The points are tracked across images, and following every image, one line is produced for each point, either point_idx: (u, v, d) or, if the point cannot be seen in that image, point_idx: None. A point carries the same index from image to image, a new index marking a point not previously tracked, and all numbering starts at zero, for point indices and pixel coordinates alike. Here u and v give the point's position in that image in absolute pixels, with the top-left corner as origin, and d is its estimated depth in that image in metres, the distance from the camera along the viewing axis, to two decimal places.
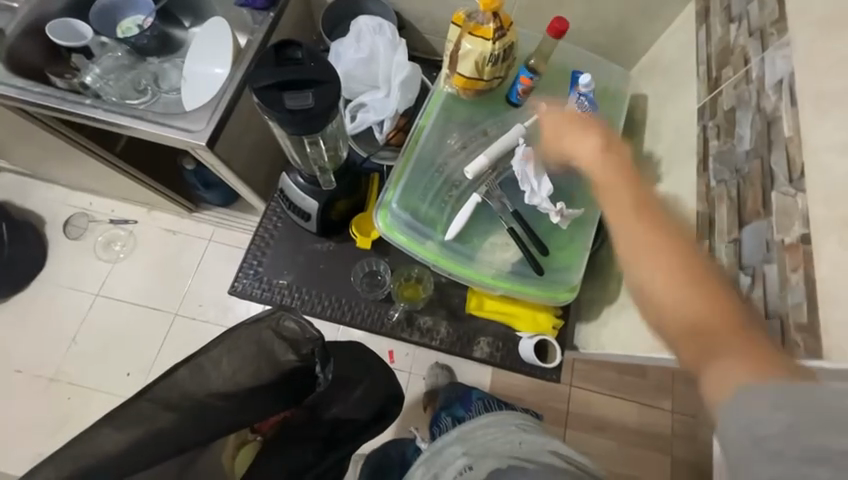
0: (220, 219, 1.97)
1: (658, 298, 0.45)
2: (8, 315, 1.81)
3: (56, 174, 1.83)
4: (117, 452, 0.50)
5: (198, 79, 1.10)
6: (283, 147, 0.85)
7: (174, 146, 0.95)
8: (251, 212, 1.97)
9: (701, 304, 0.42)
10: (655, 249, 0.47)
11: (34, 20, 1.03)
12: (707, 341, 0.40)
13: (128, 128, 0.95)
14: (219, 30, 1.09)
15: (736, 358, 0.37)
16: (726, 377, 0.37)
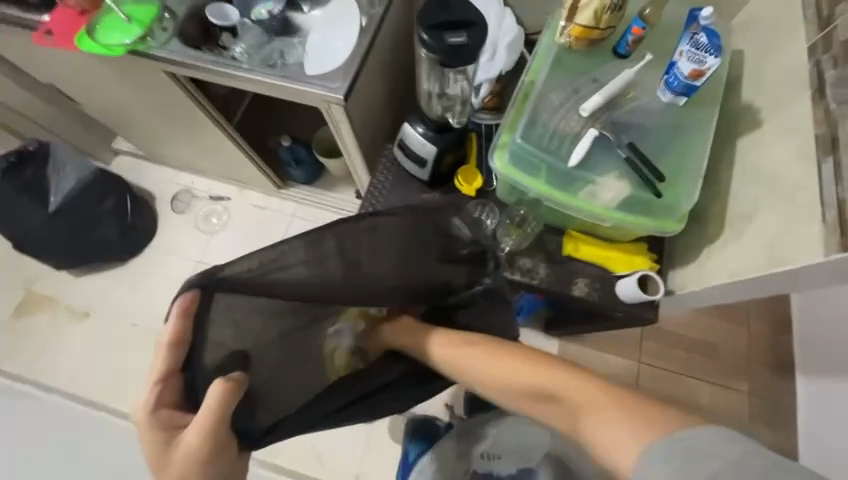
0: (302, 197, 2.16)
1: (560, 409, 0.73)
2: (125, 275, 2.07)
3: (170, 154, 2.10)
4: (301, 262, 0.79)
5: (323, 52, 1.26)
6: (423, 85, 1.09)
7: (316, 99, 1.11)
8: (331, 191, 2.15)
9: (549, 393, 0.74)
10: (496, 372, 0.83)
11: (197, 5, 1.25)
12: (568, 418, 0.72)
13: (275, 85, 1.13)
14: (346, 12, 1.28)
15: (584, 419, 0.69)
16: (595, 422, 0.67)
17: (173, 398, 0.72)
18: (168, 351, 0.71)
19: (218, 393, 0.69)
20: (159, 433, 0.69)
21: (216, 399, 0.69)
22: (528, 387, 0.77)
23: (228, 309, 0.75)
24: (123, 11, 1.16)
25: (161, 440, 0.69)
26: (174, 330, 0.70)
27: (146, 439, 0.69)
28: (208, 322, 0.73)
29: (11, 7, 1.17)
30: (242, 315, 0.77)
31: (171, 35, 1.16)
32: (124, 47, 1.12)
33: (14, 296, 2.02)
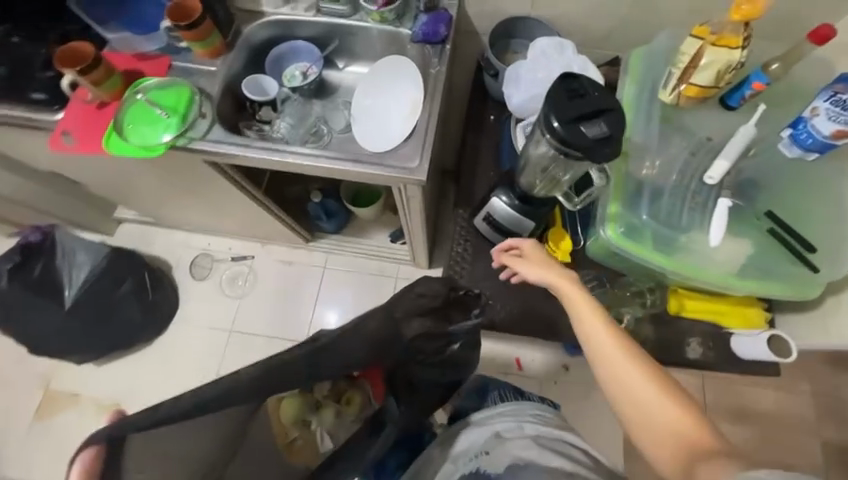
0: (333, 247, 2.02)
1: (610, 367, 0.69)
2: (152, 358, 1.89)
3: (184, 220, 1.93)
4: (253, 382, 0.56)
5: (372, 118, 1.15)
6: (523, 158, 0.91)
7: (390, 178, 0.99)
8: (363, 236, 2.02)
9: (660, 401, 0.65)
10: (585, 316, 0.74)
11: (230, 80, 1.11)
12: (650, 416, 0.65)
13: (343, 169, 1.00)
14: (395, 67, 1.15)
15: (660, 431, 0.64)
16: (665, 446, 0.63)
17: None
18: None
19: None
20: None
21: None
22: (651, 387, 0.66)
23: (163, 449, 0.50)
24: (150, 100, 1.01)
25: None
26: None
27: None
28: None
29: (14, 106, 1.00)
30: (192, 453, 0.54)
31: (211, 121, 1.02)
32: (163, 143, 0.98)
33: (32, 397, 1.83)
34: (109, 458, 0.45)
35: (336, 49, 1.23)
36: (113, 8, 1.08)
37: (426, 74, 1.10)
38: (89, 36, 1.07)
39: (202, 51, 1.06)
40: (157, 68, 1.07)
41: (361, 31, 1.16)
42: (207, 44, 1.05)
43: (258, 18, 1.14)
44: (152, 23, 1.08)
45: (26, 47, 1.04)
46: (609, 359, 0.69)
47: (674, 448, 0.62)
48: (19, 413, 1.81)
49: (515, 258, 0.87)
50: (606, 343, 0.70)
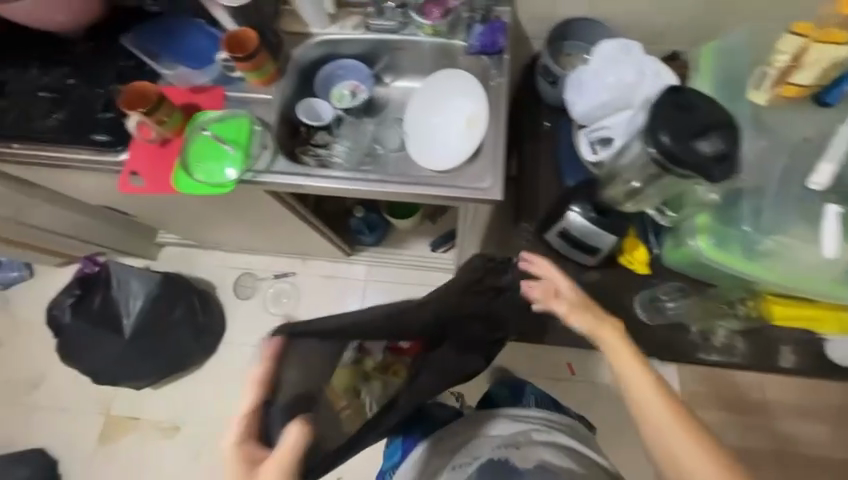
0: (373, 259, 2.01)
1: (652, 416, 0.80)
2: (205, 380, 1.91)
3: (226, 241, 1.94)
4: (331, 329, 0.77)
5: (430, 136, 1.12)
6: (610, 169, 0.95)
7: (463, 199, 0.98)
8: (403, 247, 2.00)
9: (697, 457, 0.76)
10: (632, 369, 0.83)
11: (286, 107, 1.09)
12: (687, 467, 0.76)
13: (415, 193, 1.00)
14: (450, 82, 1.12)
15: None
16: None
17: (254, 432, 0.74)
18: (255, 393, 0.75)
19: (295, 439, 0.70)
20: (239, 469, 0.71)
21: (290, 448, 0.70)
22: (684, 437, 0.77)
23: (302, 356, 0.79)
24: (214, 135, 1.00)
25: (240, 472, 0.71)
26: (260, 377, 0.75)
27: (229, 467, 0.72)
28: (292, 367, 0.78)
29: (79, 149, 0.99)
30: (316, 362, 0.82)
31: (274, 153, 1.01)
32: (230, 179, 0.98)
33: (94, 423, 1.87)
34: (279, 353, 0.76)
35: (384, 65, 1.20)
36: (167, 42, 1.06)
37: (488, 86, 1.07)
38: (141, 72, 1.04)
39: (255, 80, 1.04)
40: (212, 100, 1.04)
41: (412, 45, 1.13)
42: (261, 73, 1.03)
43: (306, 39, 1.12)
44: (206, 55, 1.07)
45: (83, 88, 1.03)
46: (652, 411, 0.79)
47: None
48: (83, 439, 1.85)
49: (552, 297, 0.92)
50: (651, 397, 0.80)
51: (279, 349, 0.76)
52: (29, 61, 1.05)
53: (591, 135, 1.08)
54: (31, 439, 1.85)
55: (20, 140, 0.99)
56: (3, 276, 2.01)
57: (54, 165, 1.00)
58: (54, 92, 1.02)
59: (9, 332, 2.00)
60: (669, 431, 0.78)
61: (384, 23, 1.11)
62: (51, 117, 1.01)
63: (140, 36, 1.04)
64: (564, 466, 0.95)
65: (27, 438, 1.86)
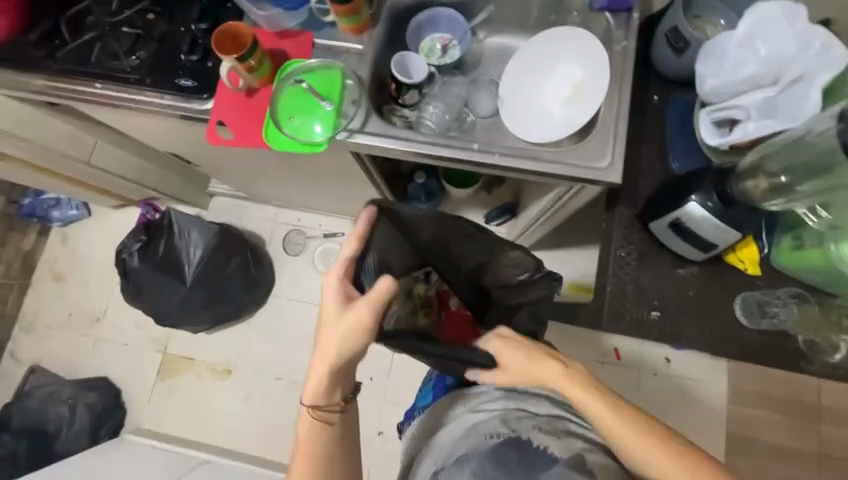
0: None
1: (610, 426, 0.80)
2: (256, 330, 1.97)
3: (279, 197, 1.91)
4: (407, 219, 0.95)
5: (528, 105, 1.01)
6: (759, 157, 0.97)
7: (574, 180, 0.91)
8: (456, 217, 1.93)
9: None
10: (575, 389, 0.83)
11: (378, 60, 0.99)
12: (658, 465, 0.77)
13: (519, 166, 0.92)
14: (559, 44, 1.01)
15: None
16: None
17: (350, 276, 0.87)
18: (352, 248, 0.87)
19: (387, 288, 0.81)
20: (339, 301, 0.84)
21: (380, 295, 0.81)
22: (642, 433, 0.79)
23: (384, 232, 0.93)
24: (305, 86, 0.92)
25: (338, 303, 0.84)
26: (358, 236, 0.87)
27: (329, 299, 0.85)
28: (379, 236, 0.92)
29: (162, 94, 0.94)
30: (393, 243, 0.96)
31: (367, 111, 0.93)
32: (324, 137, 0.91)
33: (152, 359, 1.98)
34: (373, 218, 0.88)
35: (484, 18, 1.07)
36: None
37: (610, 51, 0.96)
38: (225, 10, 0.96)
39: (347, 27, 0.94)
40: (299, 47, 0.96)
41: None
42: (355, 19, 0.92)
43: None
44: None
45: (165, 25, 0.95)
46: (610, 424, 0.80)
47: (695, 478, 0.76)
48: (143, 373, 1.97)
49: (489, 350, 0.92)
50: (600, 410, 0.81)
51: (372, 217, 0.88)
52: None
53: (713, 112, 1.03)
54: (96, 369, 1.98)
55: (104, 78, 0.94)
56: (62, 214, 2.05)
57: (137, 109, 0.95)
58: (138, 29, 0.95)
59: (70, 267, 2.07)
60: (629, 436, 0.79)
61: None
62: (132, 56, 0.95)
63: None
64: (601, 462, 0.79)
65: (92, 368, 1.98)
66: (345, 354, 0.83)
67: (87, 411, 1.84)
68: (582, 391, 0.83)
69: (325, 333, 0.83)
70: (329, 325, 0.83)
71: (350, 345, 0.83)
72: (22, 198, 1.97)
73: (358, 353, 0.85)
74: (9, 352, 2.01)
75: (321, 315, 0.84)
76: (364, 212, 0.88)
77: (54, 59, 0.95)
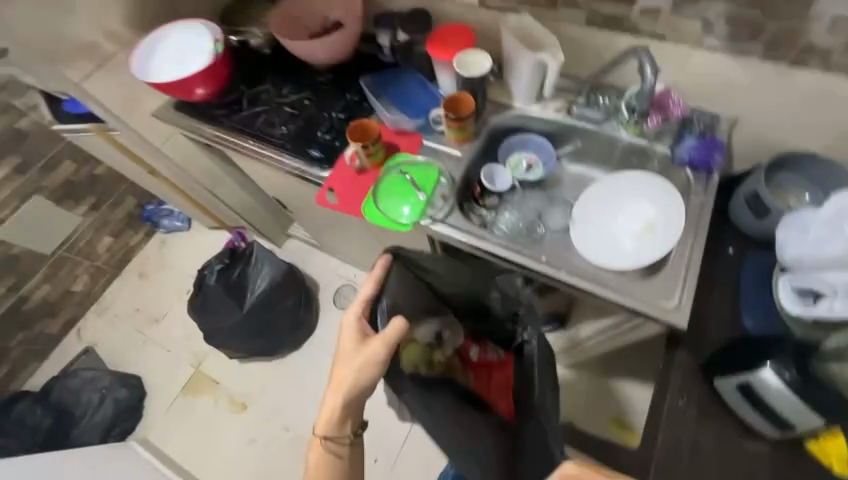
0: None
1: None
2: (283, 372, 2.00)
3: (344, 252, 2.08)
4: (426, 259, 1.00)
5: (599, 231, 1.09)
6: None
7: (638, 313, 0.95)
8: None
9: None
10: None
11: (470, 165, 1.15)
12: None
13: (584, 288, 0.99)
14: (637, 184, 1.09)
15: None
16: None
17: (367, 315, 0.91)
18: (370, 285, 0.93)
19: (396, 328, 0.84)
20: (353, 337, 0.87)
21: (391, 335, 0.84)
22: None
23: (403, 276, 0.98)
24: (406, 174, 1.10)
25: (353, 340, 0.87)
26: (376, 279, 0.93)
27: (346, 335, 0.88)
28: (396, 279, 0.96)
29: (296, 158, 1.18)
30: (412, 288, 1.00)
31: (452, 206, 1.07)
32: (410, 220, 1.06)
33: (184, 372, 2.06)
34: (391, 263, 0.95)
35: (571, 149, 1.22)
36: (394, 88, 1.21)
37: (685, 202, 1.03)
38: (362, 107, 1.21)
39: (453, 137, 1.13)
40: (410, 143, 1.16)
41: (610, 138, 1.12)
42: (460, 130, 1.10)
43: (507, 109, 1.18)
44: (420, 106, 1.19)
45: (313, 109, 1.22)
46: None
47: None
48: (171, 383, 2.04)
49: None
50: None
51: (389, 263, 0.95)
52: (283, 78, 1.28)
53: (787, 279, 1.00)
54: (135, 367, 2.10)
55: (256, 138, 1.21)
56: (169, 223, 2.38)
57: (273, 165, 1.20)
58: (293, 107, 1.23)
59: (155, 269, 2.36)
60: None
61: (588, 114, 1.11)
62: (282, 126, 1.21)
63: (376, 78, 1.23)
64: None
65: (133, 364, 2.11)
66: (358, 389, 0.84)
67: (113, 405, 1.92)
68: None
69: (338, 367, 0.85)
70: (343, 361, 0.85)
71: (362, 381, 0.83)
72: (147, 204, 2.34)
73: (371, 388, 0.85)
74: (77, 329, 2.24)
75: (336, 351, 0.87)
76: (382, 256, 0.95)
77: (227, 117, 1.24)
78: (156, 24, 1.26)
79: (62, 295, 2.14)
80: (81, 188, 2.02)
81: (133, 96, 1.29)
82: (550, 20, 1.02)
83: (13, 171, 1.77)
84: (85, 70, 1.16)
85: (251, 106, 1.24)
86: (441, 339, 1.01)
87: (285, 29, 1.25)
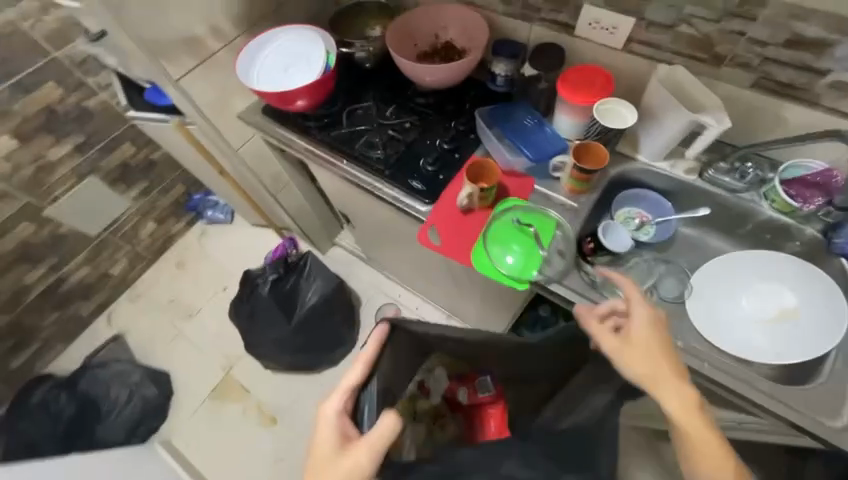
0: None
1: (695, 426, 0.70)
2: (317, 390, 1.90)
3: (394, 270, 1.97)
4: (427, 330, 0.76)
5: (720, 308, 0.99)
6: None
7: (794, 425, 0.81)
8: None
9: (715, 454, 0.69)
10: (715, 460, 0.69)
11: (587, 218, 1.04)
12: (661, 380, 0.72)
13: (729, 385, 0.85)
14: (772, 268, 0.98)
15: (648, 357, 0.74)
16: (638, 357, 0.74)
17: (350, 411, 0.75)
18: (356, 375, 0.75)
19: (390, 429, 0.69)
20: (334, 441, 0.72)
21: (379, 440, 0.69)
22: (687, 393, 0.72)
23: (400, 345, 0.79)
24: (518, 221, 1.00)
25: (334, 445, 0.72)
26: (365, 361, 0.74)
27: (324, 435, 0.73)
28: (391, 353, 0.77)
29: (394, 187, 1.10)
30: (404, 356, 0.81)
31: (570, 263, 0.96)
32: (521, 273, 0.96)
33: (214, 375, 1.98)
34: (387, 335, 0.75)
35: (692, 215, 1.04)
36: (509, 120, 1.12)
37: (840, 298, 0.91)
38: (468, 138, 1.13)
39: (570, 186, 1.03)
40: (519, 186, 1.06)
41: (748, 210, 1.00)
42: (579, 182, 1.01)
43: (631, 161, 1.08)
44: (537, 145, 1.08)
45: (415, 135, 1.14)
46: (704, 432, 0.70)
47: (655, 341, 0.76)
48: (200, 385, 1.96)
49: None
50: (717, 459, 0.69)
51: (384, 336, 0.74)
52: (385, 96, 1.20)
53: None
54: (164, 362, 2.02)
55: (352, 159, 1.13)
56: (212, 215, 2.31)
57: (371, 192, 1.12)
58: (394, 130, 1.14)
59: (193, 259, 2.29)
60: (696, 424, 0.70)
61: (725, 181, 1.01)
62: (381, 148, 1.12)
63: (491, 108, 1.14)
64: None
65: (162, 358, 2.03)
66: None
67: (141, 403, 1.85)
68: (717, 456, 0.69)
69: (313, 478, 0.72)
70: (325, 468, 0.71)
71: None
72: (195, 193, 2.26)
73: None
74: (108, 314, 2.17)
75: (314, 455, 0.73)
76: (375, 333, 0.74)
77: (324, 133, 1.17)
78: (260, 23, 1.18)
79: (99, 277, 2.08)
80: (136, 171, 1.94)
81: (224, 96, 1.21)
82: (708, 76, 0.92)
83: (75, 149, 1.70)
84: (184, 68, 1.08)
85: (350, 124, 1.16)
86: (422, 388, 0.88)
87: (396, 43, 1.17)
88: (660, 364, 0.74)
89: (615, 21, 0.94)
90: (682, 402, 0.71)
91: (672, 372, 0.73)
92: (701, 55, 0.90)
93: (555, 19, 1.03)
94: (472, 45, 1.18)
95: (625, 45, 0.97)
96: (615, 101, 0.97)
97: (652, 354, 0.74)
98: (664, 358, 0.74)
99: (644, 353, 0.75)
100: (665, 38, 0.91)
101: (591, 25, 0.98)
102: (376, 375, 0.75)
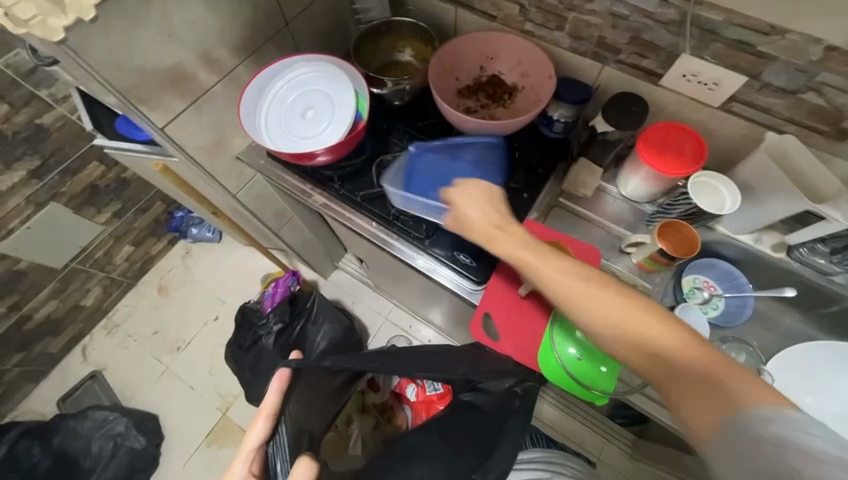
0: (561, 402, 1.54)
1: (560, 286, 0.62)
2: None
3: (407, 303, 1.77)
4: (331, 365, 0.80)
5: (802, 399, 0.87)
6: None
7: None
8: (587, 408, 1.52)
9: (586, 294, 0.59)
10: (593, 305, 0.58)
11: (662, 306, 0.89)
12: (508, 253, 0.68)
13: None
14: None
15: (488, 229, 0.72)
16: (484, 231, 0.72)
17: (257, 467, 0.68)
18: (261, 429, 0.70)
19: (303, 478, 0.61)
20: None
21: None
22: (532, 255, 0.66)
23: (306, 389, 0.82)
24: None
25: None
26: (269, 407, 0.71)
27: None
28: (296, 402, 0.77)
29: (438, 260, 0.91)
30: (306, 400, 0.82)
31: None
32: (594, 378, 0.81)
33: (210, 417, 1.80)
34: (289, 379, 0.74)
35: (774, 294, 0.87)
36: (424, 175, 0.89)
37: None
38: (521, 199, 0.94)
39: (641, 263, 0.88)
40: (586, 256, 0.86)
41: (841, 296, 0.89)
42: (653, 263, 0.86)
43: (712, 228, 0.94)
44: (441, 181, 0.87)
45: None
46: (566, 283, 0.61)
47: (492, 211, 0.73)
48: (194, 430, 1.79)
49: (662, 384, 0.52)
50: (601, 304, 0.58)
51: (287, 379, 0.74)
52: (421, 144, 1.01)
53: None
54: (149, 403, 1.83)
55: (382, 223, 0.94)
56: (198, 233, 2.04)
57: (408, 263, 0.94)
58: None
59: (177, 283, 2.05)
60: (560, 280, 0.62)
61: (820, 262, 0.88)
62: None
63: (399, 177, 0.90)
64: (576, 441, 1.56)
65: (147, 399, 1.84)
66: None
67: (127, 455, 1.69)
68: (595, 297, 0.59)
69: None
70: None
71: None
72: (177, 210, 1.99)
73: None
74: (81, 347, 1.93)
75: None
76: (277, 379, 0.73)
77: (350, 188, 0.97)
78: (264, 46, 0.94)
79: (69, 310, 1.82)
80: (106, 193, 1.67)
81: (219, 137, 0.98)
82: (822, 149, 0.78)
83: (29, 175, 1.40)
84: (170, 111, 0.85)
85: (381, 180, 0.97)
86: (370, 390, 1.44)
87: (433, 81, 0.97)
88: (503, 236, 0.70)
89: (719, 77, 0.77)
90: (533, 262, 0.65)
91: (517, 237, 0.69)
92: (820, 126, 0.75)
93: (637, 63, 0.85)
94: (526, 82, 0.99)
95: (724, 103, 0.81)
96: (720, 181, 0.83)
97: (490, 225, 0.72)
98: (509, 233, 0.70)
99: (486, 224, 0.73)
100: (781, 103, 0.75)
101: (686, 77, 0.80)
102: (284, 417, 0.72)
